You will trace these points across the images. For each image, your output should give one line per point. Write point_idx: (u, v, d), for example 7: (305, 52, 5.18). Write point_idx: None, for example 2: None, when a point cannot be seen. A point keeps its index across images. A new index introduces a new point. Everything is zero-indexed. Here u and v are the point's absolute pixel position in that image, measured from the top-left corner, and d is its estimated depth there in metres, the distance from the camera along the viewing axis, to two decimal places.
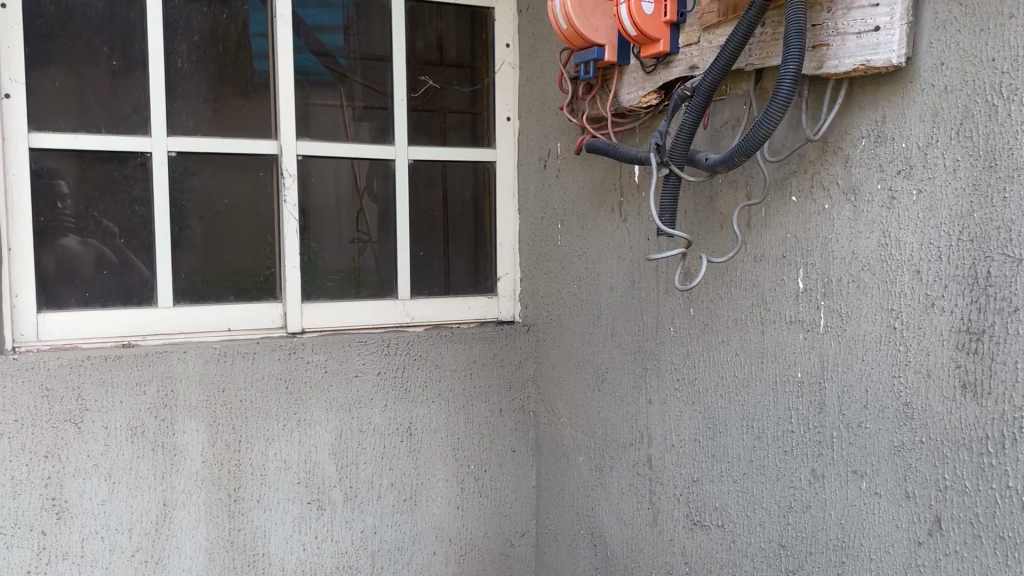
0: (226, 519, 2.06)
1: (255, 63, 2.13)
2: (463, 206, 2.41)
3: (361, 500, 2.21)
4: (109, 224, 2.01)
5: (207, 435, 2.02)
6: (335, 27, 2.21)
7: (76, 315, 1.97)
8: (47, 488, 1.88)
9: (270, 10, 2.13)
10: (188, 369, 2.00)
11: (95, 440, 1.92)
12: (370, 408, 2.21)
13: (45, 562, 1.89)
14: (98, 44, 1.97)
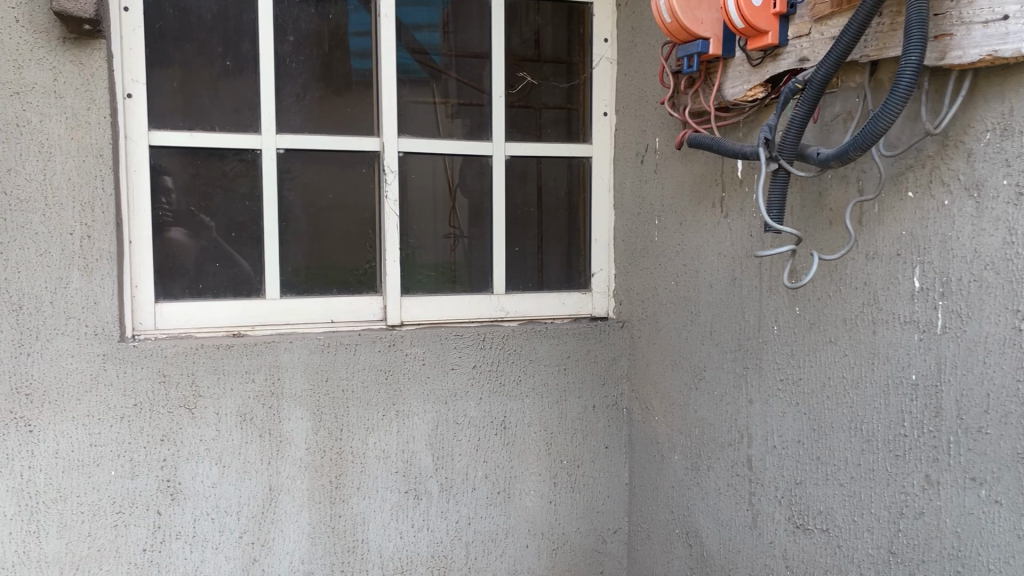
0: (328, 504, 2.12)
1: (356, 62, 2.18)
2: (558, 201, 2.41)
3: (456, 491, 2.24)
4: (221, 219, 2.09)
5: (311, 423, 2.09)
6: (433, 25, 2.24)
7: (190, 305, 2.06)
8: (163, 470, 1.98)
9: (370, 10, 2.17)
10: (293, 359, 2.06)
11: (207, 425, 2.00)
12: (465, 401, 2.23)
13: (160, 540, 1.99)
14: (213, 45, 2.05)
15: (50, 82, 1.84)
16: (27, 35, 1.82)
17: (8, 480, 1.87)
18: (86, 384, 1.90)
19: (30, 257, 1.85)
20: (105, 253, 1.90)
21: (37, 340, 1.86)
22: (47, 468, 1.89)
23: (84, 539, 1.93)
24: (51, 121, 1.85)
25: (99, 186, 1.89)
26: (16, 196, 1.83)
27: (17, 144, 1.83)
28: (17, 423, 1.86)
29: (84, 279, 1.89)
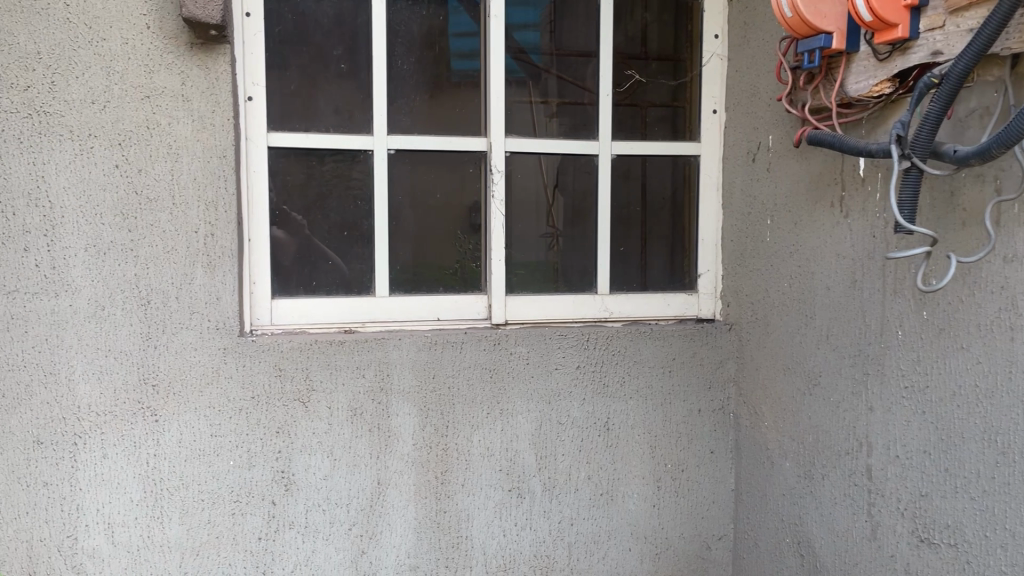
0: (434, 500, 2.14)
1: (455, 64, 2.20)
2: (663, 201, 2.38)
3: (559, 491, 2.23)
4: (334, 218, 2.14)
5: (418, 419, 2.12)
6: (534, 25, 2.24)
7: (304, 302, 2.11)
8: (278, 461, 2.04)
9: (467, 12, 2.19)
10: (402, 356, 2.09)
11: (320, 419, 2.05)
12: (569, 401, 2.22)
13: (274, 529, 2.05)
14: (329, 48, 2.10)
15: (178, 86, 1.92)
16: (158, 41, 1.90)
17: (135, 467, 1.96)
18: (208, 376, 1.98)
19: (159, 254, 1.94)
20: (227, 251, 1.97)
21: (164, 334, 1.95)
22: (170, 456, 1.97)
23: (204, 526, 2.01)
24: (179, 123, 1.93)
25: (222, 185, 1.96)
26: (146, 195, 1.92)
27: (148, 146, 1.92)
28: (144, 413, 1.95)
29: (208, 276, 1.97)
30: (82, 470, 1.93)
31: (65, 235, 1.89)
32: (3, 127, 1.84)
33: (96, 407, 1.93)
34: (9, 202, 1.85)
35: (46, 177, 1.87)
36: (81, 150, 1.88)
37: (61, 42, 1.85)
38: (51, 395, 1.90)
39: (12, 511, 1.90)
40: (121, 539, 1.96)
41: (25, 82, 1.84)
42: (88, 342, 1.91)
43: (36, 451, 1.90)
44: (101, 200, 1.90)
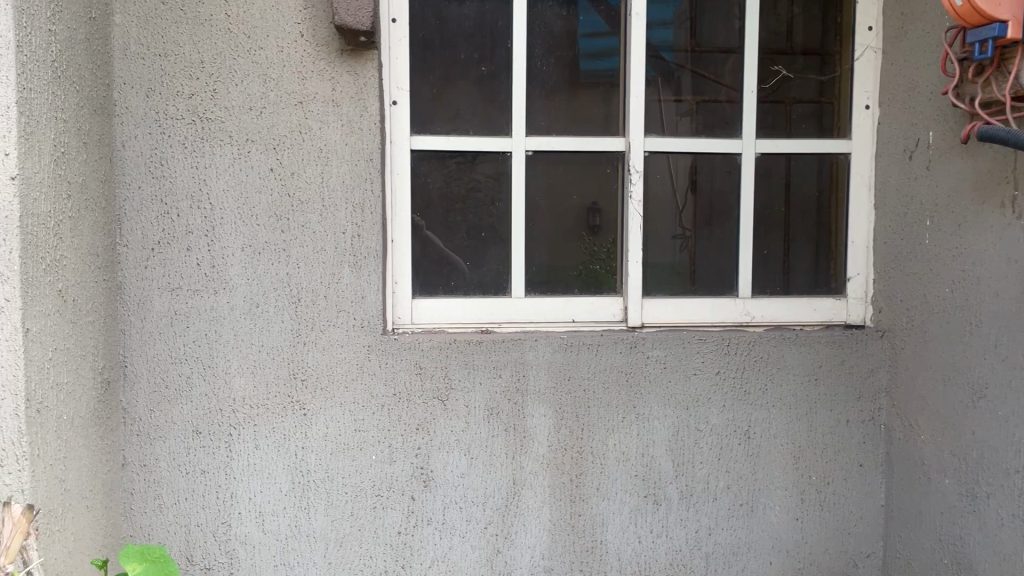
0: (568, 503, 2.13)
1: (583, 64, 2.17)
2: (808, 201, 2.28)
3: (697, 499, 2.18)
4: (473, 219, 2.16)
5: (554, 421, 2.11)
6: (665, 22, 2.19)
7: (443, 301, 2.14)
8: (417, 457, 2.07)
9: (596, 11, 2.16)
10: (538, 357, 2.09)
11: (458, 417, 2.08)
12: (709, 407, 2.16)
13: (412, 524, 2.09)
14: (470, 51, 2.12)
15: (329, 91, 1.99)
16: (310, 48, 1.97)
17: (284, 459, 2.04)
18: (353, 373, 2.04)
19: (308, 253, 2.01)
20: (372, 251, 2.03)
21: (313, 331, 2.02)
22: (317, 449, 2.04)
23: (347, 518, 2.07)
24: (329, 127, 1.99)
25: (368, 187, 2.02)
26: (298, 197, 2.00)
27: (300, 149, 1.99)
28: (294, 406, 2.03)
29: (354, 275, 2.02)
30: (236, 459, 2.03)
31: (224, 235, 1.99)
32: (170, 133, 1.95)
33: (249, 400, 2.02)
34: (175, 204, 1.97)
35: (208, 181, 1.97)
36: (239, 154, 1.97)
37: (222, 51, 1.95)
38: (209, 387, 2.01)
39: (173, 496, 2.01)
40: (271, 527, 2.05)
41: (190, 90, 1.95)
42: (243, 337, 2.01)
43: (195, 440, 2.01)
44: (256, 202, 1.99)
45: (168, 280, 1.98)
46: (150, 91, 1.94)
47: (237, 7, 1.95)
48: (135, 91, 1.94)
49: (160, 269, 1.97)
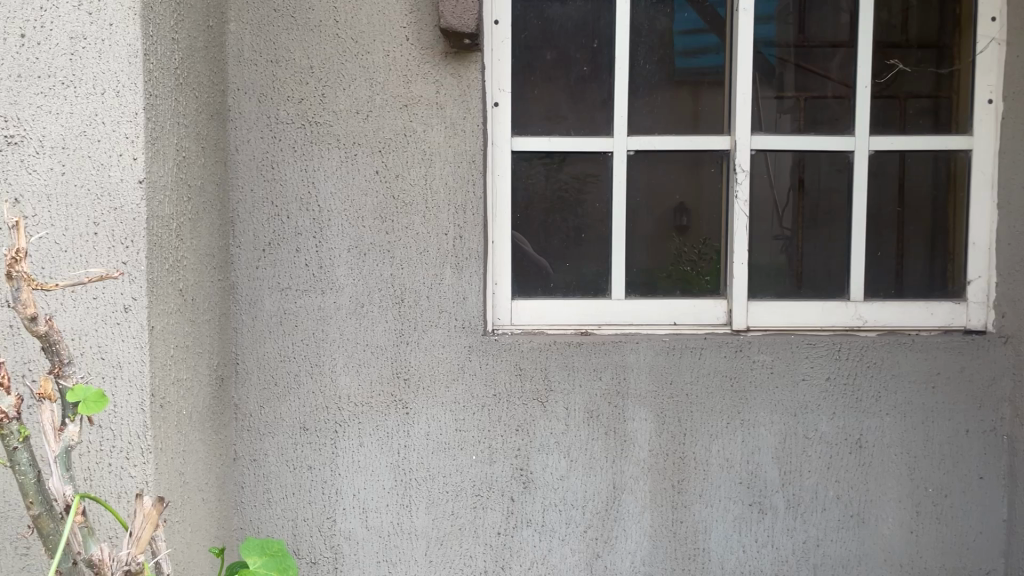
0: (670, 509, 2.09)
1: (679, 62, 2.12)
2: (925, 201, 2.18)
3: (804, 509, 2.11)
4: (574, 220, 2.14)
5: (656, 426, 2.07)
6: (767, 17, 2.12)
7: (543, 302, 2.14)
8: (517, 459, 2.07)
9: (696, 7, 2.11)
10: (640, 359, 2.06)
11: (558, 419, 2.07)
12: (817, 415, 2.09)
13: (512, 526, 2.09)
14: (572, 51, 2.11)
15: (433, 93, 2.01)
16: (416, 51, 2.00)
17: (387, 456, 2.07)
18: (454, 373, 2.05)
19: (412, 254, 2.03)
20: (474, 252, 2.04)
21: (415, 331, 2.05)
22: (419, 448, 2.07)
23: (448, 517, 2.08)
24: (433, 130, 2.01)
25: (470, 189, 2.03)
26: (402, 199, 2.02)
27: (404, 152, 2.02)
28: (396, 405, 2.06)
29: (455, 276, 2.04)
30: (341, 456, 2.07)
31: (331, 236, 2.03)
32: (280, 136, 2.01)
33: (354, 398, 2.06)
34: (285, 206, 2.02)
35: (316, 184, 2.02)
36: (346, 157, 2.01)
37: (331, 56, 1.99)
38: (316, 385, 2.05)
39: (281, 491, 2.07)
40: (374, 523, 2.08)
41: (300, 95, 2.00)
42: (348, 336, 2.05)
43: (302, 436, 2.06)
44: (361, 204, 2.02)
45: (278, 280, 2.04)
46: (262, 96, 2.00)
47: (345, 13, 1.99)
48: (248, 96, 2.00)
49: (270, 270, 2.03)
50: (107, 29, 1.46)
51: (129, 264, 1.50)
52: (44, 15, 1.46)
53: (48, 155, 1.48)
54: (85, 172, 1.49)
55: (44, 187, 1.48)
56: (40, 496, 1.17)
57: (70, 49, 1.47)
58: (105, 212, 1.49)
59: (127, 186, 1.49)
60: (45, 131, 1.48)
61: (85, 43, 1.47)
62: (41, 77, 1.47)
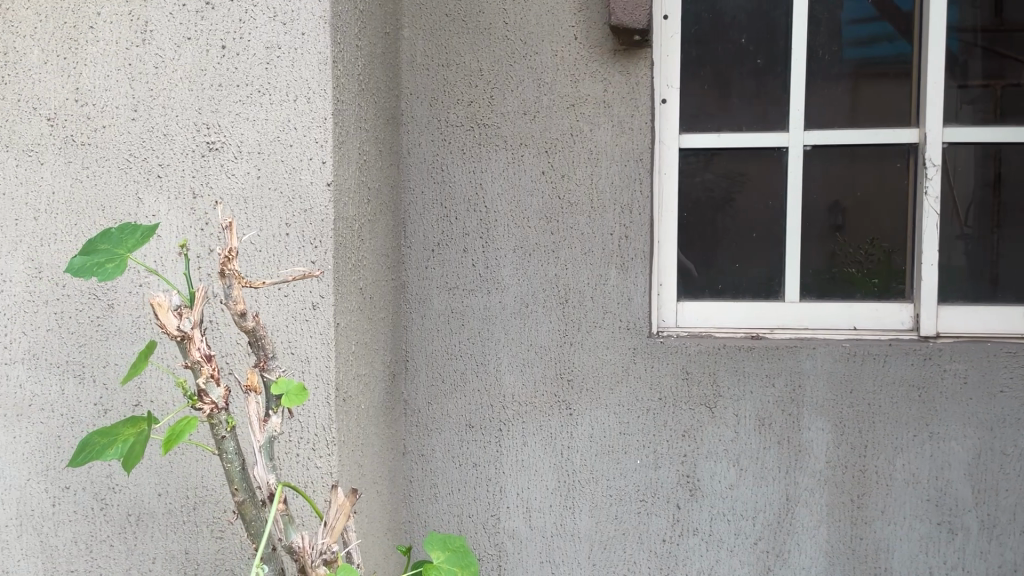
0: (848, 524, 1.98)
1: (844, 50, 2.01)
2: None
3: (1001, 531, 1.94)
4: (744, 219, 2.06)
5: (834, 436, 1.97)
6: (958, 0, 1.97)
7: (711, 304, 2.07)
8: (684, 465, 2.02)
9: None
10: (817, 366, 1.96)
11: (727, 426, 2.00)
12: (1017, 430, 1.92)
13: (678, 533, 2.03)
14: (745, 44, 2.03)
15: (601, 92, 1.98)
16: (584, 50, 1.98)
17: (550, 457, 2.06)
18: (619, 375, 2.02)
19: (577, 255, 2.02)
20: (640, 253, 2.00)
21: (580, 332, 2.03)
22: (583, 450, 2.05)
23: (612, 521, 2.05)
24: (600, 129, 1.99)
25: (637, 188, 1.99)
26: (568, 199, 2.01)
27: (571, 152, 2.00)
28: (560, 407, 2.05)
29: (621, 277, 2.01)
30: (506, 455, 2.08)
31: (497, 236, 2.05)
32: (450, 139, 2.05)
33: (518, 397, 2.06)
34: (453, 208, 2.06)
35: (483, 185, 2.04)
36: (513, 159, 2.02)
37: (500, 58, 2.01)
38: (481, 383, 2.08)
39: (447, 486, 2.11)
40: (537, 524, 2.08)
41: (470, 98, 2.03)
42: (513, 336, 2.06)
43: (468, 434, 2.09)
44: (528, 205, 2.03)
45: (446, 280, 2.08)
46: (432, 100, 2.04)
47: (515, 15, 2.00)
48: (420, 101, 2.05)
49: (439, 270, 2.08)
50: (300, 38, 1.53)
51: (318, 263, 1.56)
52: (242, 27, 1.54)
53: (245, 160, 1.56)
54: (278, 176, 1.56)
55: (241, 190, 1.57)
56: (244, 483, 1.23)
57: (266, 58, 1.54)
58: (295, 214, 1.56)
59: (316, 189, 1.55)
60: (243, 138, 1.56)
61: (279, 52, 1.54)
62: (239, 86, 1.55)
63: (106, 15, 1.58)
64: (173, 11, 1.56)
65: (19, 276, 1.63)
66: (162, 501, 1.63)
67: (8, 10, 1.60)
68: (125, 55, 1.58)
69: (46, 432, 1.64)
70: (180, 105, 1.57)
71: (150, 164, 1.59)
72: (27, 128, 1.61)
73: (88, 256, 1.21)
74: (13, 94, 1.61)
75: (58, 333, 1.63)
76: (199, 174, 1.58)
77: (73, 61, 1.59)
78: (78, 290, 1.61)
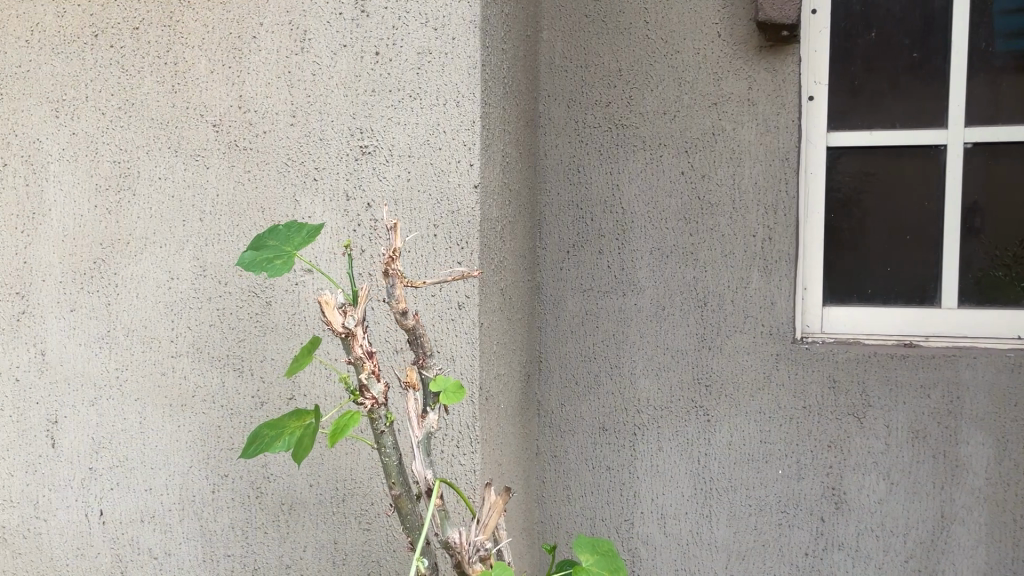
0: (1010, 546, 1.85)
1: (1001, 44, 1.89)
2: None
3: None
4: (897, 221, 1.96)
5: (995, 452, 1.85)
6: None
7: (860, 310, 1.99)
8: (829, 477, 1.94)
9: None
10: (977, 377, 1.85)
11: (876, 437, 1.91)
12: None
13: (821, 547, 1.95)
14: (899, 37, 1.93)
15: (745, 90, 1.94)
16: (728, 47, 1.94)
17: (687, 463, 2.02)
18: (761, 382, 1.96)
19: (718, 257, 1.97)
20: (785, 255, 1.94)
21: (719, 336, 1.98)
22: (721, 457, 2.00)
23: (751, 531, 1.99)
24: (743, 128, 1.94)
25: (782, 189, 1.93)
26: (708, 200, 1.97)
27: (713, 151, 1.96)
28: (697, 412, 2.00)
29: (764, 280, 1.95)
30: (640, 459, 2.05)
31: (634, 238, 2.02)
32: (588, 141, 2.04)
33: (654, 402, 2.03)
34: (590, 209, 2.05)
35: (621, 185, 2.02)
36: (652, 160, 2.00)
37: (640, 57, 1.99)
38: (617, 386, 2.05)
39: (580, 489, 2.09)
40: (672, 531, 2.04)
41: (608, 99, 2.02)
42: (649, 340, 2.02)
43: (602, 437, 2.07)
44: (666, 205, 2.00)
45: (582, 281, 2.07)
46: (571, 101, 2.04)
47: (656, 13, 1.98)
48: (558, 102, 2.05)
49: (575, 271, 2.07)
50: (450, 43, 1.56)
51: (464, 264, 1.58)
52: (396, 33, 1.59)
53: (396, 163, 1.61)
54: (427, 179, 1.60)
55: (392, 192, 1.61)
56: (400, 478, 1.26)
57: (417, 63, 1.58)
58: (443, 216, 1.59)
59: (463, 190, 1.58)
60: (394, 141, 1.60)
61: (431, 57, 1.57)
62: (392, 91, 1.60)
63: (268, 25, 1.65)
64: (330, 19, 1.62)
65: (185, 274, 1.72)
66: (314, 492, 1.69)
67: (178, 22, 1.70)
68: (285, 63, 1.65)
69: (207, 422, 1.73)
70: (336, 110, 1.63)
71: (307, 168, 1.65)
72: (194, 134, 1.70)
73: (258, 251, 1.26)
74: (182, 101, 1.70)
75: (219, 329, 1.71)
76: (353, 176, 1.63)
77: (237, 70, 1.67)
78: (240, 288, 1.70)
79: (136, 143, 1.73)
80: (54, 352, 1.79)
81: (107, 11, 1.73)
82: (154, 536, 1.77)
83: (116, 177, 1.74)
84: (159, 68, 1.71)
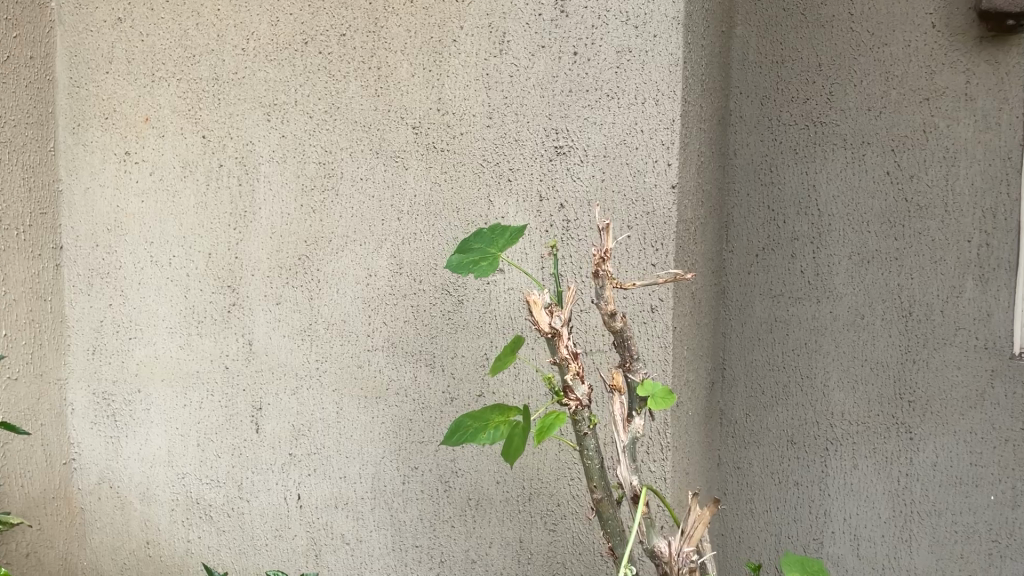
0: None
1: None
2: None
3: None
4: None
5: None
6: None
7: None
8: None
9: None
10: None
11: None
12: None
13: None
14: None
15: (962, 84, 1.79)
16: (943, 40, 1.80)
17: (885, 483, 1.89)
18: (972, 400, 1.81)
19: (926, 263, 1.84)
20: (1006, 263, 1.78)
21: (925, 348, 1.84)
22: (924, 478, 1.85)
23: (956, 560, 1.83)
24: (960, 124, 1.80)
25: (1004, 190, 1.77)
26: (917, 202, 1.84)
27: (924, 150, 1.83)
28: (898, 429, 1.87)
29: (979, 289, 1.80)
30: (832, 477, 1.94)
31: (831, 242, 1.92)
32: (782, 139, 1.96)
33: (848, 416, 1.92)
34: (782, 211, 1.96)
35: (817, 186, 1.92)
36: (853, 159, 1.89)
37: (843, 51, 1.89)
38: (807, 398, 1.95)
39: (765, 503, 2.01)
40: (867, 554, 1.91)
41: (805, 95, 1.93)
42: (845, 350, 1.91)
43: (790, 450, 1.98)
44: (868, 207, 1.88)
45: (771, 286, 1.98)
46: (764, 99, 1.97)
47: (862, 4, 1.86)
48: (750, 100, 1.98)
49: (764, 276, 1.99)
50: (651, 40, 1.54)
51: (659, 266, 1.55)
52: (595, 33, 1.58)
53: (591, 163, 1.59)
54: (623, 180, 1.57)
55: (587, 193, 1.60)
56: (602, 481, 1.24)
57: (616, 62, 1.56)
58: (639, 217, 1.57)
59: (661, 191, 1.55)
60: (591, 141, 1.59)
61: (630, 55, 1.55)
62: (589, 91, 1.59)
63: (468, 28, 1.68)
64: (529, 21, 1.63)
65: (382, 271, 1.79)
66: (500, 489, 1.71)
67: (382, 27, 1.76)
68: (483, 66, 1.67)
69: (399, 415, 1.79)
70: (532, 111, 1.63)
71: (501, 168, 1.67)
72: (394, 135, 1.76)
73: (464, 255, 1.28)
74: (384, 104, 1.76)
75: (413, 325, 1.77)
76: (546, 177, 1.63)
77: (437, 73, 1.72)
78: (432, 286, 1.74)
79: (340, 145, 1.81)
80: (260, 343, 1.90)
81: (316, 19, 1.82)
82: (347, 522, 1.84)
83: (321, 177, 1.83)
84: (363, 72, 1.78)
